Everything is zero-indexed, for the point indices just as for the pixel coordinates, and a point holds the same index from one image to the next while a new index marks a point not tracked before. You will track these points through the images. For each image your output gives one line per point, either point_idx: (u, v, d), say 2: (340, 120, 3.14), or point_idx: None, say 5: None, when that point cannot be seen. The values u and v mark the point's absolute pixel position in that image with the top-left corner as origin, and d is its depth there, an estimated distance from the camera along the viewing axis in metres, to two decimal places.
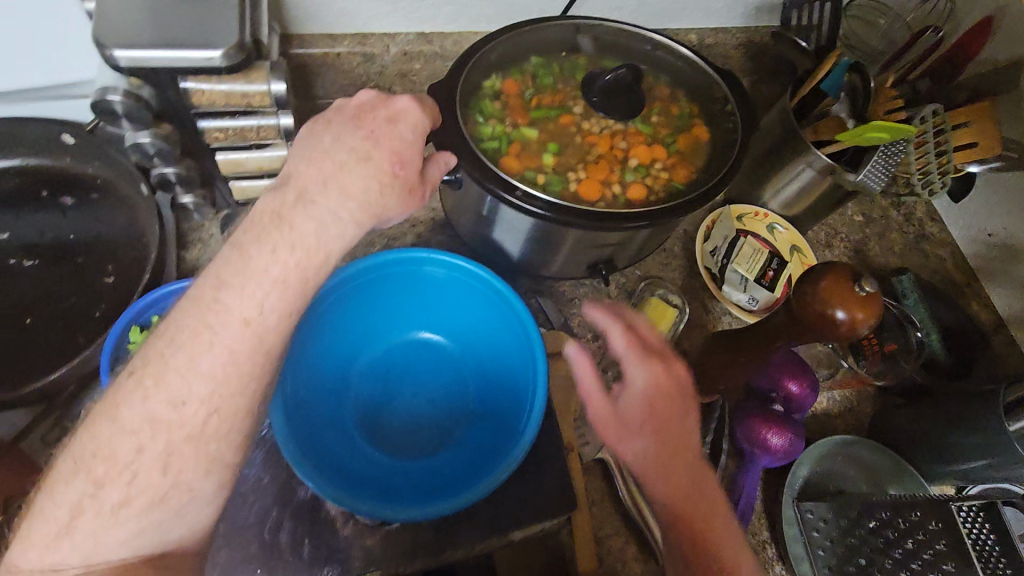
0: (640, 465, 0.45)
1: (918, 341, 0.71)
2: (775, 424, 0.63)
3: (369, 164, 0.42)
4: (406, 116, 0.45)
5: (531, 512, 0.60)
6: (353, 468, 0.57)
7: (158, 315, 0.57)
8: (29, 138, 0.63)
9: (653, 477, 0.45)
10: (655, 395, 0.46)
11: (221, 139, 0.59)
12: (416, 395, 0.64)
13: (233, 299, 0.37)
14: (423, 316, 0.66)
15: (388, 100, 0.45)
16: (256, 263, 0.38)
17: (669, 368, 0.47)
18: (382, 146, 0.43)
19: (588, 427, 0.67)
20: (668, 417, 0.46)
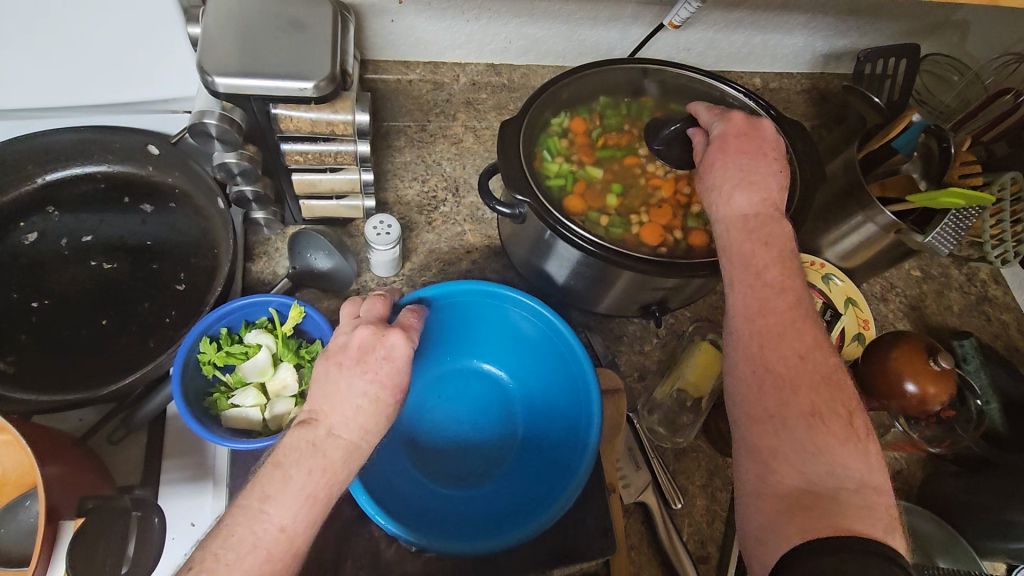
0: (714, 173, 0.56)
1: (976, 410, 0.68)
2: None
3: (380, 405, 0.45)
4: (402, 351, 0.48)
5: (570, 552, 0.60)
6: (405, 491, 0.58)
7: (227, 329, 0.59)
8: (117, 147, 0.67)
9: (735, 216, 0.54)
10: (736, 130, 0.57)
11: (300, 161, 0.61)
12: (466, 423, 0.65)
13: (278, 511, 0.40)
14: (480, 344, 0.67)
15: (383, 335, 0.48)
16: (294, 485, 0.41)
17: (747, 121, 0.58)
18: (386, 388, 0.46)
19: (631, 470, 0.66)
20: (740, 149, 0.56)
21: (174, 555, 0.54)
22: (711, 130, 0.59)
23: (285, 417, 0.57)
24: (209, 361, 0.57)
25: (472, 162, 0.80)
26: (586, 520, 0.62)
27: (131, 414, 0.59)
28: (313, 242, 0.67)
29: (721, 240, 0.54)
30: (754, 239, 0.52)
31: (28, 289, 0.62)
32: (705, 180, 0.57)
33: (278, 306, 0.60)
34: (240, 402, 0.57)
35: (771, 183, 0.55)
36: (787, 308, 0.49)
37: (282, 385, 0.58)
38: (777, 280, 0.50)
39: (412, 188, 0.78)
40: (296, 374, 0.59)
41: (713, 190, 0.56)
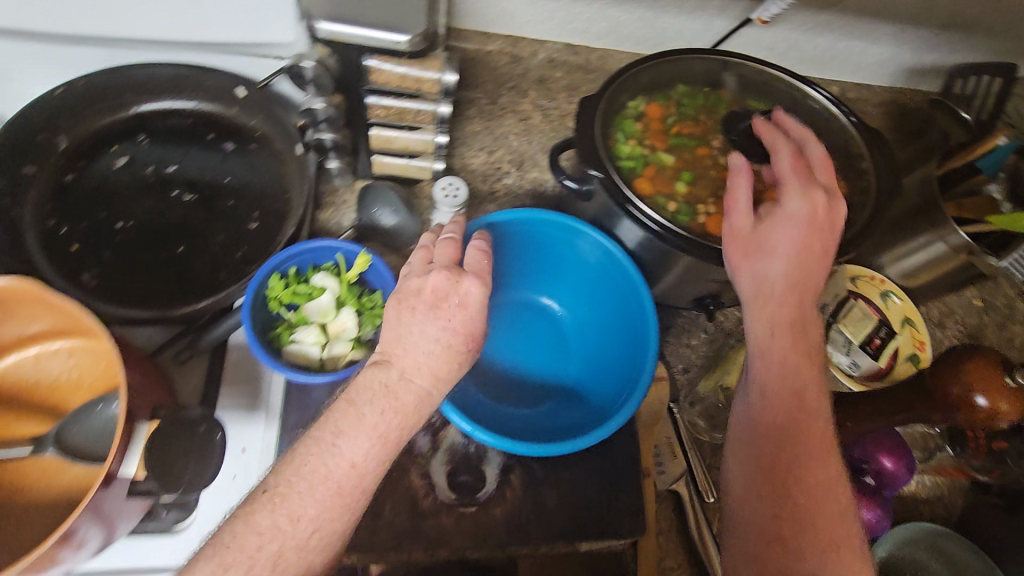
0: (770, 273, 0.52)
1: None
2: (865, 500, 0.65)
3: (451, 351, 0.46)
4: (474, 299, 0.48)
5: (602, 528, 0.61)
6: (469, 404, 0.58)
7: (296, 268, 0.61)
8: (207, 85, 0.69)
9: (780, 328, 0.50)
10: (801, 220, 0.52)
11: (381, 116, 0.62)
12: (524, 352, 0.67)
13: (347, 446, 0.41)
14: (540, 280, 0.69)
15: (458, 282, 0.49)
16: (369, 419, 0.43)
17: (828, 201, 0.53)
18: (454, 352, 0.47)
19: (667, 457, 0.67)
20: (808, 241, 0.52)
21: (223, 475, 0.58)
22: (784, 205, 0.53)
23: (342, 359, 0.59)
24: (276, 297, 0.59)
25: (539, 139, 0.81)
26: (619, 500, 0.63)
27: (198, 338, 0.61)
28: (382, 196, 0.69)
29: (756, 339, 0.52)
30: (797, 356, 0.49)
31: (115, 211, 0.65)
32: (755, 261, 0.52)
33: (346, 253, 0.62)
34: (302, 339, 0.59)
35: (812, 275, 0.52)
36: (822, 435, 0.47)
37: (342, 328, 0.60)
38: (815, 404, 0.48)
39: (479, 158, 0.79)
40: (356, 320, 0.60)
41: (761, 276, 0.52)
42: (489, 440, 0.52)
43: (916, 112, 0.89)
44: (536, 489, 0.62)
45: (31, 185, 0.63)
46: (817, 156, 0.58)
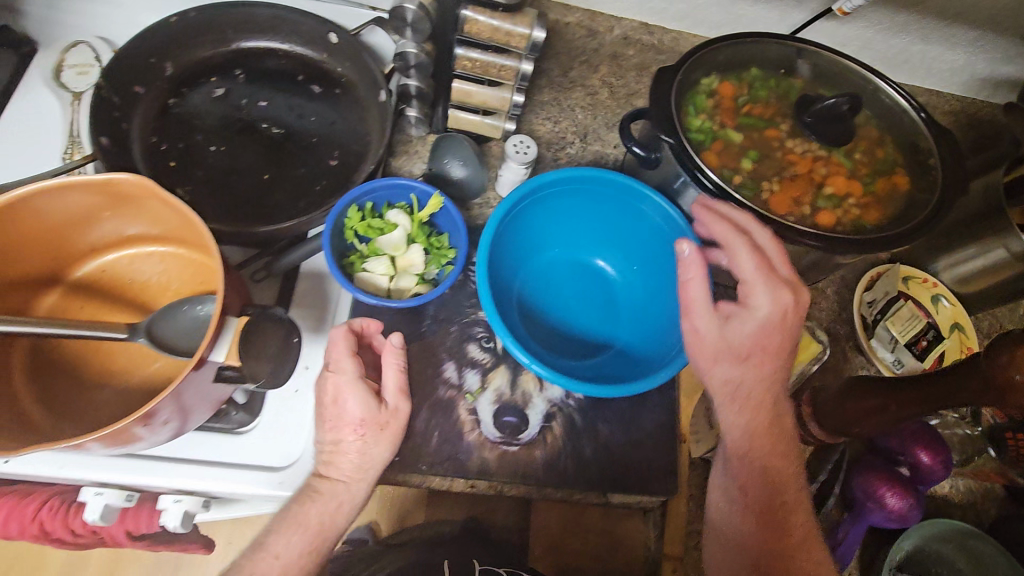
0: (734, 383, 0.58)
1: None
2: (896, 486, 0.63)
3: (341, 442, 0.57)
4: (342, 394, 0.57)
5: (635, 483, 0.64)
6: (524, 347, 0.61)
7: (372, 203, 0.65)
8: (302, 29, 0.74)
9: (754, 434, 0.59)
10: (771, 323, 0.57)
11: (467, 68, 0.64)
12: (576, 306, 0.69)
13: (276, 543, 0.56)
14: (595, 241, 0.72)
15: (324, 386, 0.57)
16: (294, 514, 0.57)
17: (794, 300, 0.57)
18: (358, 445, 0.57)
19: (703, 426, 0.69)
20: (771, 343, 0.57)
21: (287, 388, 0.63)
22: (750, 305, 0.57)
23: (406, 292, 0.64)
24: (352, 228, 0.63)
25: (604, 114, 0.84)
26: (653, 459, 0.65)
27: (275, 260, 0.66)
28: (454, 149, 0.71)
29: (734, 435, 0.59)
30: (768, 458, 0.58)
31: (210, 135, 0.69)
32: (725, 369, 0.58)
33: (419, 194, 0.66)
34: (371, 269, 0.64)
35: (773, 366, 0.58)
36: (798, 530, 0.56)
37: (409, 263, 0.64)
38: (794, 501, 0.58)
39: (545, 126, 0.82)
40: (423, 257, 0.65)
41: (732, 380, 0.58)
42: (543, 373, 0.55)
43: (986, 123, 0.88)
44: (576, 438, 0.65)
45: (139, 103, 0.68)
46: (768, 242, 0.58)
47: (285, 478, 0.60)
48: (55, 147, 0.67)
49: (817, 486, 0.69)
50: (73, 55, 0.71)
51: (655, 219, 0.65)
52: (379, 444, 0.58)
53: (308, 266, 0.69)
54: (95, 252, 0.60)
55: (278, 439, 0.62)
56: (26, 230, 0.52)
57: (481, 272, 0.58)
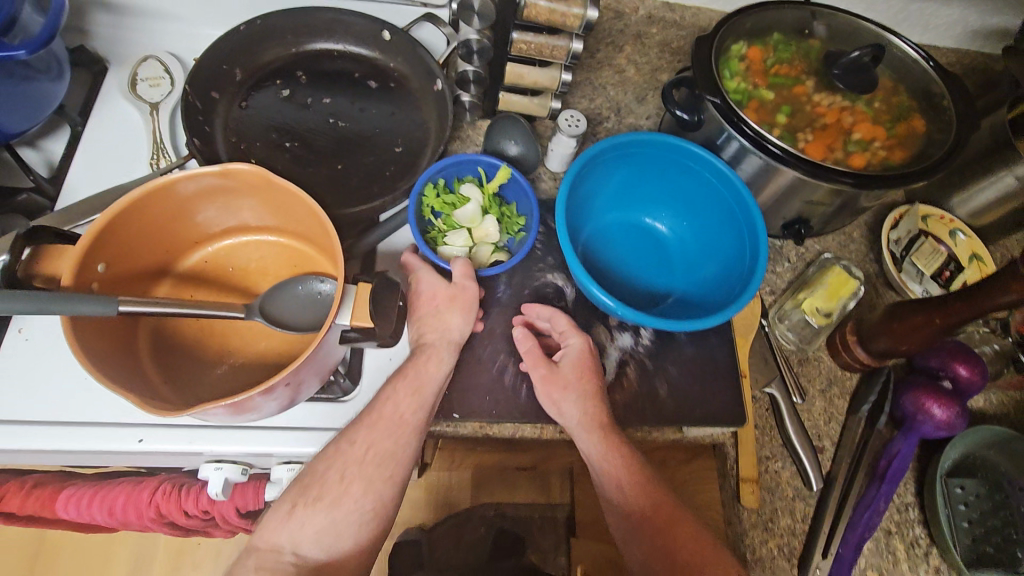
0: (579, 415, 0.64)
1: None
2: (939, 397, 0.69)
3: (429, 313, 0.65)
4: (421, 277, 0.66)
5: (705, 416, 0.70)
6: None
7: (442, 179, 0.72)
8: (357, 29, 0.79)
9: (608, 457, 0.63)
10: (582, 357, 0.67)
11: (522, 51, 0.70)
12: (635, 262, 0.76)
13: None
14: (649, 203, 0.78)
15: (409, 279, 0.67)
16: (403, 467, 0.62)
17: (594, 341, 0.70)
18: (432, 314, 0.65)
19: (759, 362, 0.75)
20: (594, 375, 0.67)
21: (383, 356, 0.68)
22: (567, 347, 0.67)
23: (487, 259, 0.71)
24: (429, 206, 0.71)
25: (633, 89, 0.90)
26: (722, 392, 0.71)
27: (357, 242, 0.70)
28: (509, 129, 0.77)
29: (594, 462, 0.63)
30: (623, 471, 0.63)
31: (283, 132, 0.74)
32: (565, 401, 0.64)
33: (485, 169, 0.74)
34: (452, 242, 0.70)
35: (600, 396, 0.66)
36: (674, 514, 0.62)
37: (487, 233, 0.70)
38: (659, 501, 0.63)
39: (582, 103, 0.88)
40: (498, 226, 0.71)
41: (577, 411, 0.64)
42: (621, 311, 0.63)
43: (980, 72, 0.96)
44: (649, 380, 0.71)
45: (218, 108, 0.73)
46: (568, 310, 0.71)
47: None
48: (141, 155, 0.72)
49: (867, 408, 0.74)
50: (144, 69, 0.76)
51: (707, 174, 0.72)
52: (451, 313, 0.65)
53: (384, 245, 0.73)
54: (198, 243, 0.65)
55: None
56: (151, 220, 0.57)
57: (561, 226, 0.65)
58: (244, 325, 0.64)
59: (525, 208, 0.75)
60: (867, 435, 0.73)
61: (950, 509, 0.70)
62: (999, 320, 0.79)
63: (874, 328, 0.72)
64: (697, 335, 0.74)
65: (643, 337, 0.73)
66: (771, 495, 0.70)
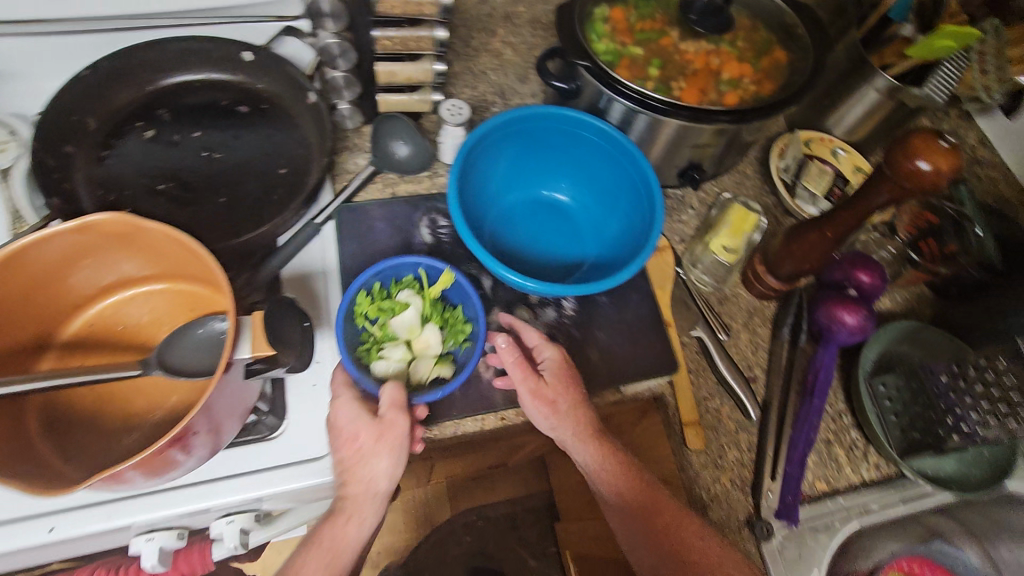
0: (573, 428, 0.65)
1: (954, 212, 0.77)
2: (850, 306, 0.72)
3: (351, 466, 0.60)
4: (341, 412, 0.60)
5: (640, 371, 0.71)
6: None
7: (378, 282, 0.67)
8: (214, 56, 0.76)
9: (605, 464, 0.66)
10: (561, 366, 0.66)
11: (386, 47, 0.70)
12: (543, 237, 0.77)
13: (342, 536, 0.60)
14: (546, 176, 0.79)
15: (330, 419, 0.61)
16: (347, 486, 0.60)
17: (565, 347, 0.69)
18: (359, 459, 0.60)
19: (682, 310, 0.77)
20: (574, 379, 0.66)
21: (305, 382, 0.65)
22: (542, 360, 0.67)
23: (426, 374, 0.65)
24: (363, 312, 0.65)
25: (513, 70, 0.90)
26: (652, 344, 0.73)
27: (255, 273, 0.66)
28: (396, 128, 0.76)
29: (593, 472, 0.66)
30: (620, 479, 0.66)
31: (154, 175, 0.70)
32: (555, 416, 0.65)
33: (428, 270, 0.69)
34: (388, 354, 0.65)
35: (584, 405, 0.66)
36: (674, 510, 0.65)
37: (426, 344, 0.66)
38: (658, 507, 0.65)
39: (466, 93, 0.87)
40: (438, 335, 0.66)
41: (566, 429, 0.65)
42: (536, 287, 0.63)
43: None
44: (579, 348, 0.71)
45: (75, 163, 0.68)
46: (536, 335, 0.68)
47: (324, 466, 0.62)
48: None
49: (788, 329, 0.77)
50: None
51: (592, 138, 0.73)
52: (380, 456, 0.60)
53: (287, 270, 0.70)
54: (78, 307, 0.60)
55: (308, 432, 0.63)
56: (13, 290, 0.53)
57: (458, 215, 0.65)
58: (148, 384, 0.60)
59: (472, 312, 0.69)
60: (792, 356, 0.76)
61: (878, 408, 0.74)
62: (885, 223, 0.84)
63: (778, 252, 0.75)
64: (618, 295, 0.75)
65: (567, 308, 0.73)
66: (716, 433, 0.72)
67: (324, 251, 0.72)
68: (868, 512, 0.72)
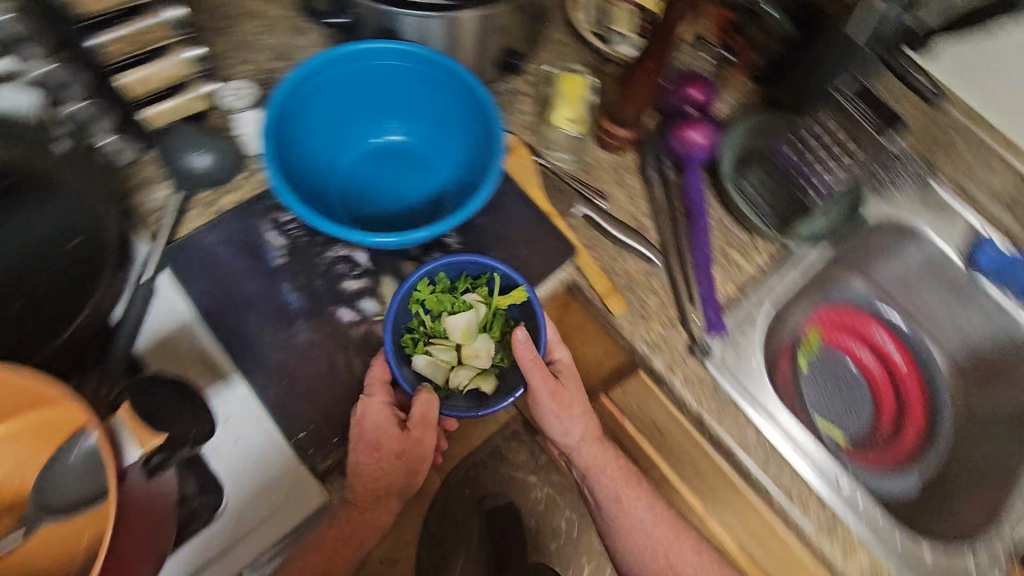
0: (580, 427, 0.72)
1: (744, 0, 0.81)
2: (693, 124, 0.77)
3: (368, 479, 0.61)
4: (368, 419, 0.58)
5: (544, 269, 0.71)
6: None
7: (440, 271, 0.62)
8: None
9: (610, 467, 0.74)
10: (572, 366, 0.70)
11: (120, 51, 0.58)
12: (394, 185, 0.72)
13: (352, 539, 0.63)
14: (367, 123, 0.73)
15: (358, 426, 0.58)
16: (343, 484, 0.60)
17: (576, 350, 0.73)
18: (377, 471, 0.60)
19: (557, 196, 0.77)
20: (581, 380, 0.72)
21: (226, 444, 0.59)
22: (557, 358, 0.70)
23: (461, 384, 0.63)
24: (420, 298, 0.62)
25: (282, 24, 0.79)
26: (543, 240, 0.72)
27: None
28: (183, 139, 0.65)
29: (594, 473, 0.74)
30: (623, 484, 0.74)
31: None
32: (566, 421, 0.70)
33: (501, 276, 0.63)
34: (435, 350, 0.63)
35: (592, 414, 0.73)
36: (665, 526, 0.74)
37: (475, 354, 0.64)
38: (652, 522, 0.74)
39: (243, 69, 0.76)
40: (490, 350, 0.64)
41: (579, 433, 0.72)
42: (407, 240, 0.59)
43: None
44: None
45: None
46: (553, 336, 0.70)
47: (285, 515, 0.58)
48: None
49: (653, 169, 0.80)
50: None
51: (396, 64, 0.67)
52: (395, 469, 0.62)
53: (143, 343, 0.62)
54: None
55: (255, 490, 0.58)
56: None
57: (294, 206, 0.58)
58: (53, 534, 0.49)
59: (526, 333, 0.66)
60: (668, 192, 0.79)
61: (749, 200, 0.79)
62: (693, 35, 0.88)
63: (614, 101, 0.76)
64: (493, 210, 0.73)
65: (451, 244, 0.70)
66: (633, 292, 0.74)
67: (176, 308, 0.64)
68: (774, 292, 0.79)
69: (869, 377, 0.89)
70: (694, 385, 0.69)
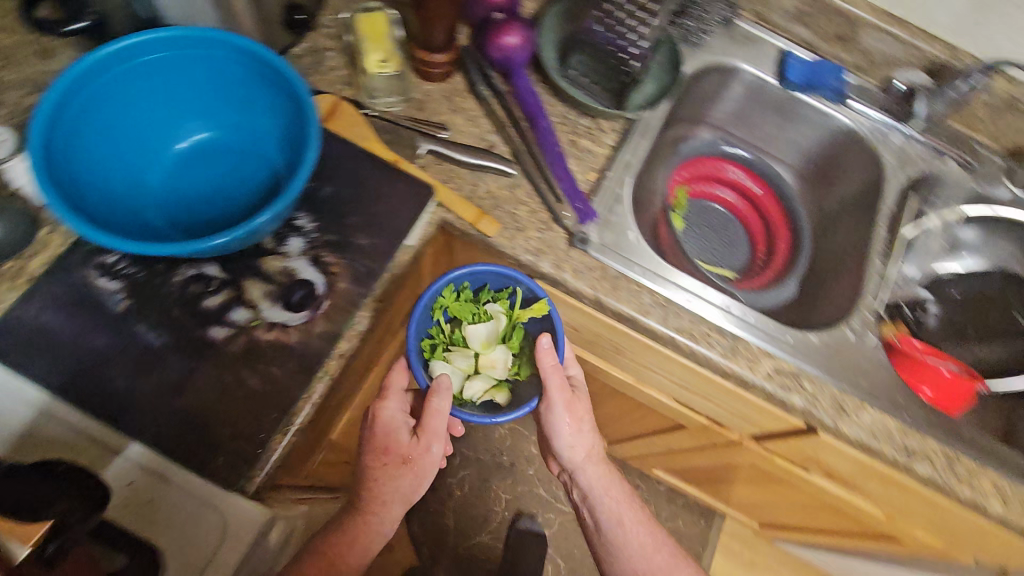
0: (588, 445, 0.78)
1: None
2: (505, 29, 0.76)
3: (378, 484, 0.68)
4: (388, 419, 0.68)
5: (408, 217, 0.69)
6: None
7: (465, 283, 0.67)
8: None
9: (611, 490, 0.81)
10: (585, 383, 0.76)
11: None
12: (217, 187, 0.67)
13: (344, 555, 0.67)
14: (161, 130, 0.66)
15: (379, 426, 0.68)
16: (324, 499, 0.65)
17: None
18: (386, 476, 0.68)
19: (397, 143, 0.74)
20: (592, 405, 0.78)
21: (141, 504, 0.56)
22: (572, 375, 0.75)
23: (477, 389, 0.69)
24: (444, 305, 0.67)
25: (30, 56, 0.70)
26: (397, 188, 0.70)
27: None
28: None
29: (597, 490, 0.80)
30: (622, 499, 0.82)
31: None
32: (580, 437, 0.77)
33: (524, 292, 0.68)
34: (455, 357, 0.68)
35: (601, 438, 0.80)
36: (655, 537, 0.81)
37: (492, 363, 0.70)
38: (646, 531, 0.81)
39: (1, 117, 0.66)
40: (507, 362, 0.70)
41: (586, 453, 0.79)
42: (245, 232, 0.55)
43: None
44: (345, 245, 0.66)
45: None
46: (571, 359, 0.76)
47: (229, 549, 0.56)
48: None
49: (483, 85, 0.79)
50: None
51: (163, 54, 0.60)
52: (401, 475, 0.68)
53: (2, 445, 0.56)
54: None
55: (189, 536, 0.56)
56: None
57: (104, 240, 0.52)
58: None
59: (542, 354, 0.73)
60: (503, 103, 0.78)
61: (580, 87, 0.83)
62: None
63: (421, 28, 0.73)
64: (336, 177, 0.69)
65: (305, 224, 0.66)
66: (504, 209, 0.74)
67: (26, 395, 0.57)
68: (631, 165, 0.80)
69: (735, 211, 1.01)
70: (586, 275, 0.71)
